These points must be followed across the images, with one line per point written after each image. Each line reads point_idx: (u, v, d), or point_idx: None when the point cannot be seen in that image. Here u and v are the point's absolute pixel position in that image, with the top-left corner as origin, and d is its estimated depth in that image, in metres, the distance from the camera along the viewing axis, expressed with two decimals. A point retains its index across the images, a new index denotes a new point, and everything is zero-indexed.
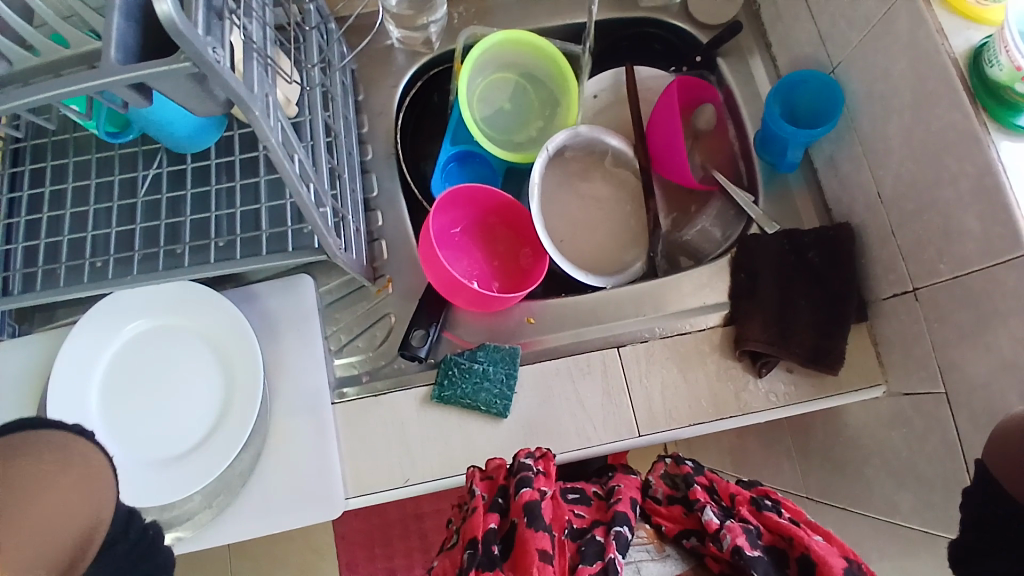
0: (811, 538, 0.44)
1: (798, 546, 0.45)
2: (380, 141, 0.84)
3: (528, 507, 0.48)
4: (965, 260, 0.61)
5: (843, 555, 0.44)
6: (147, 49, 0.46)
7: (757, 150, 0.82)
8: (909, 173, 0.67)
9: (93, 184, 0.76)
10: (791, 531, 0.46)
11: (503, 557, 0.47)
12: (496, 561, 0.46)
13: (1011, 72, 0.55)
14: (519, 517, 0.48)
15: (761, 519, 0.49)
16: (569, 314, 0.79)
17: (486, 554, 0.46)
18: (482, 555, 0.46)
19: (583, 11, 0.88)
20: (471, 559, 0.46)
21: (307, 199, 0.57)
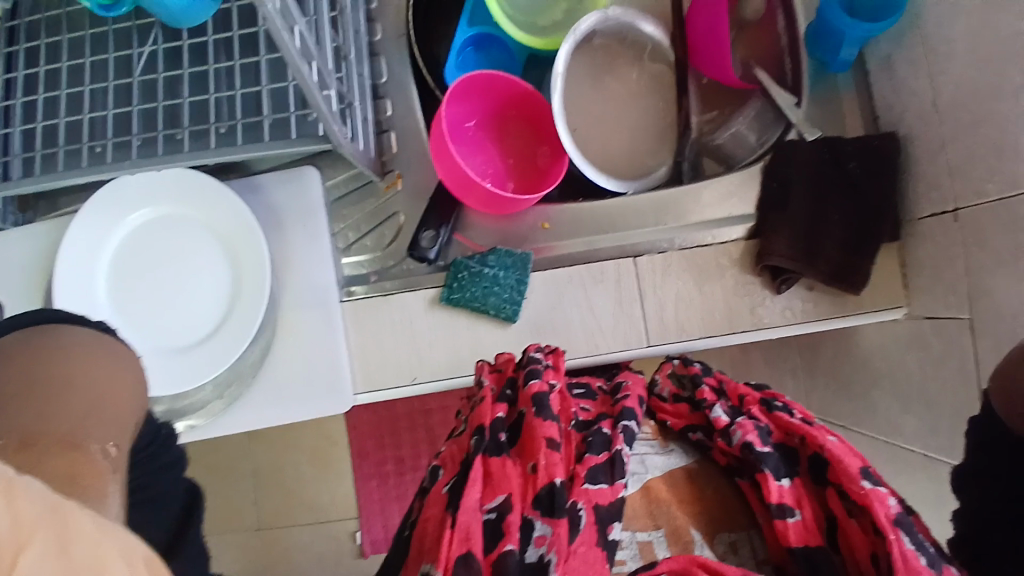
0: (825, 439, 0.43)
1: (811, 444, 0.44)
2: (390, 20, 0.76)
3: (536, 398, 0.47)
4: (1014, 181, 0.56)
5: (856, 456, 0.43)
6: None
7: (806, 47, 0.75)
8: (971, 79, 0.60)
9: (87, 63, 0.71)
10: (804, 431, 0.44)
11: (509, 444, 0.47)
12: (502, 448, 0.46)
13: None
14: (526, 406, 0.48)
15: (771, 418, 0.47)
16: (588, 218, 0.75)
17: (493, 440, 0.46)
18: (488, 440, 0.46)
19: None
20: (478, 445, 0.46)
21: (308, 79, 0.52)
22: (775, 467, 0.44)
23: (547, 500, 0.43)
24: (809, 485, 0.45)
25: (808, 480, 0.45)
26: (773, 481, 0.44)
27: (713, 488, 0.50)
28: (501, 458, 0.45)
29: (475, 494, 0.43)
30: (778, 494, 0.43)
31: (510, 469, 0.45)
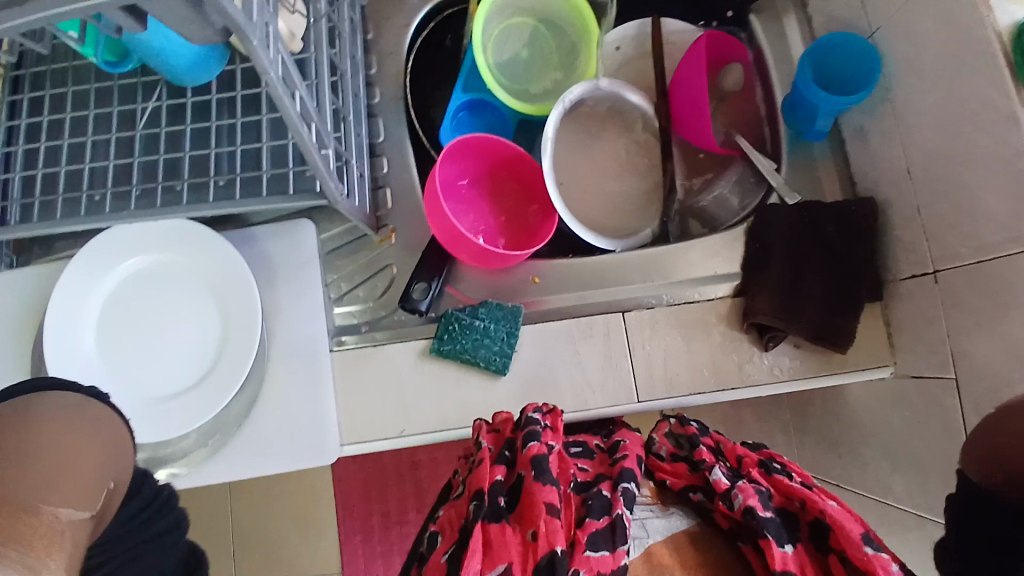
0: (825, 502, 0.43)
1: (812, 509, 0.44)
2: (388, 83, 0.80)
3: (535, 460, 0.47)
4: (990, 246, 0.59)
5: (859, 521, 0.42)
6: None
7: (784, 115, 0.78)
8: (941, 150, 0.63)
9: (95, 114, 0.73)
10: (804, 495, 0.44)
11: (508, 508, 0.47)
12: (501, 512, 0.45)
13: None
14: (525, 469, 0.48)
15: (770, 482, 0.48)
16: (579, 273, 0.77)
17: (491, 506, 0.45)
18: (487, 507, 0.45)
19: None
20: (476, 510, 0.46)
21: (307, 141, 0.54)
22: (777, 533, 0.43)
23: (547, 570, 0.41)
24: (812, 554, 0.44)
25: (811, 548, 0.44)
26: (776, 547, 0.42)
27: (714, 552, 0.49)
28: (500, 524, 0.44)
29: (473, 568, 0.42)
30: (782, 560, 0.42)
31: (509, 536, 0.44)
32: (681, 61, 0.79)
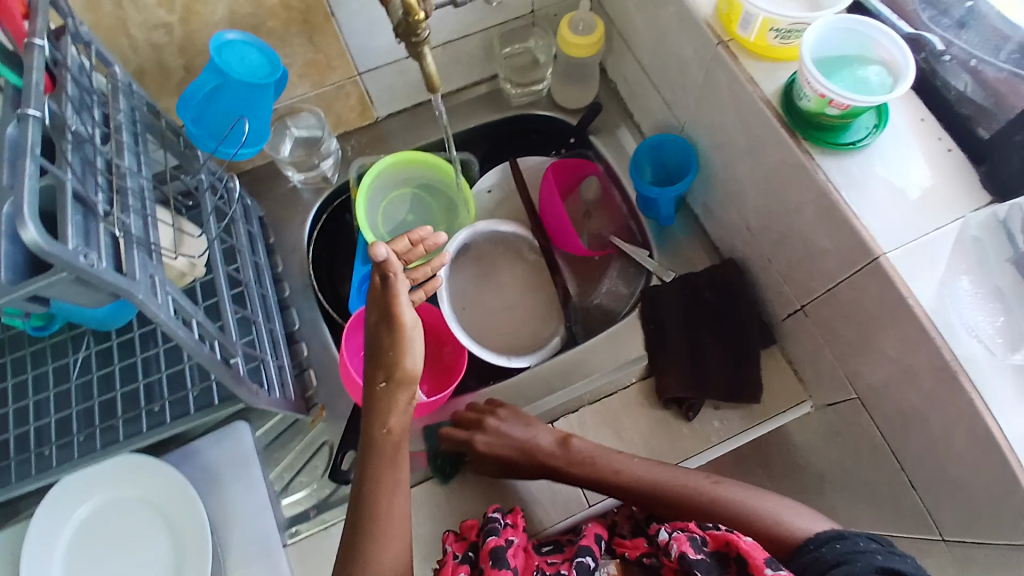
0: (742, 539, 0.57)
1: (734, 546, 0.57)
2: (296, 278, 0.89)
3: (492, 553, 0.61)
4: (831, 276, 0.65)
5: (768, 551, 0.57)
6: (33, 265, 0.51)
7: (642, 212, 0.88)
8: (763, 207, 0.72)
9: (32, 376, 0.79)
10: (726, 538, 0.58)
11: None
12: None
13: (818, 102, 0.60)
14: (485, 561, 0.61)
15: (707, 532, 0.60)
16: (500, 399, 0.82)
17: None
18: None
19: (436, 130, 0.96)
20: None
21: (208, 358, 0.62)
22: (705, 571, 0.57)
23: None
24: None
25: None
26: None
27: None
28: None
29: None
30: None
31: None
32: (542, 190, 0.89)
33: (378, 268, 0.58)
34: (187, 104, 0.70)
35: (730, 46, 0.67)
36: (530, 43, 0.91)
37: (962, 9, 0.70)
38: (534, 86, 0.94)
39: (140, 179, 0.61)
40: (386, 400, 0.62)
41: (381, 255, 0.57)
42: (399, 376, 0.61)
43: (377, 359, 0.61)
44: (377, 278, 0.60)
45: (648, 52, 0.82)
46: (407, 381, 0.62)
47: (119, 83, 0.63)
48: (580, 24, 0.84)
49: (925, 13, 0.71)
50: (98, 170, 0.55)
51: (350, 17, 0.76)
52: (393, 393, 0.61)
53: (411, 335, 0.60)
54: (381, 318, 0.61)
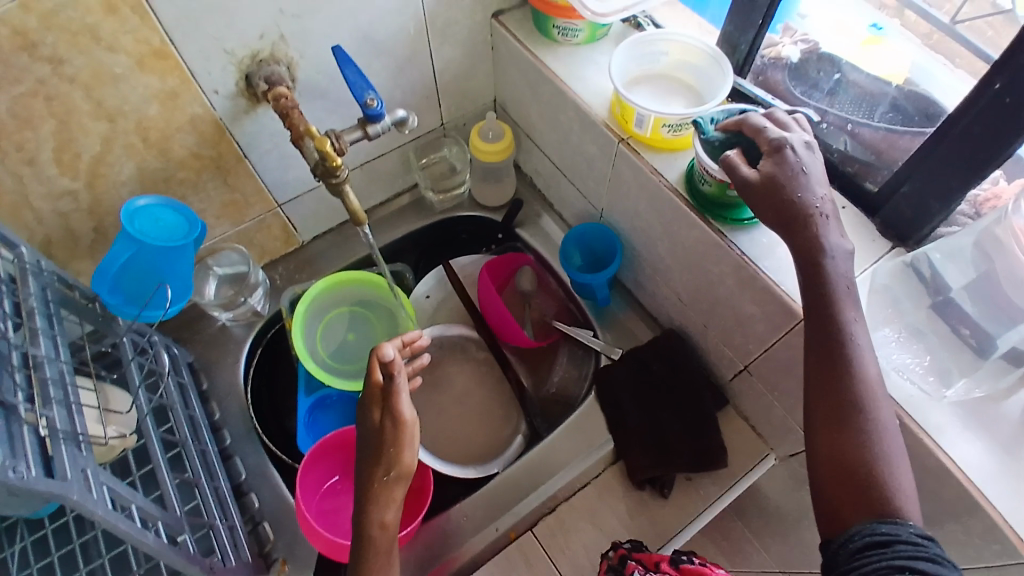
0: (717, 571, 0.62)
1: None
2: (236, 422, 0.84)
3: None
4: (765, 339, 0.69)
5: None
6: None
7: (579, 295, 0.91)
8: (689, 280, 0.76)
9: None
10: (701, 572, 0.61)
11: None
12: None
13: (716, 186, 0.65)
14: None
15: (680, 571, 0.64)
16: (473, 515, 0.79)
17: None
18: None
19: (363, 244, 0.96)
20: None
21: (156, 544, 0.57)
22: None
23: None
24: None
25: None
26: None
27: None
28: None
29: None
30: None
31: None
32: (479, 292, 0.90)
33: (383, 369, 0.60)
34: (100, 278, 0.65)
35: (629, 142, 0.73)
36: (445, 152, 0.96)
37: (831, 79, 0.75)
38: (455, 190, 0.96)
39: (59, 362, 0.56)
40: (382, 495, 0.59)
41: (388, 355, 0.59)
42: (399, 470, 0.60)
43: (377, 454, 0.60)
44: (377, 376, 0.61)
45: (556, 149, 0.87)
46: (407, 475, 0.60)
47: (27, 264, 0.59)
48: (489, 133, 0.88)
49: (796, 89, 0.77)
50: (15, 365, 0.51)
51: (262, 156, 0.77)
52: (393, 486, 0.60)
53: (410, 430, 0.60)
54: (383, 414, 0.61)
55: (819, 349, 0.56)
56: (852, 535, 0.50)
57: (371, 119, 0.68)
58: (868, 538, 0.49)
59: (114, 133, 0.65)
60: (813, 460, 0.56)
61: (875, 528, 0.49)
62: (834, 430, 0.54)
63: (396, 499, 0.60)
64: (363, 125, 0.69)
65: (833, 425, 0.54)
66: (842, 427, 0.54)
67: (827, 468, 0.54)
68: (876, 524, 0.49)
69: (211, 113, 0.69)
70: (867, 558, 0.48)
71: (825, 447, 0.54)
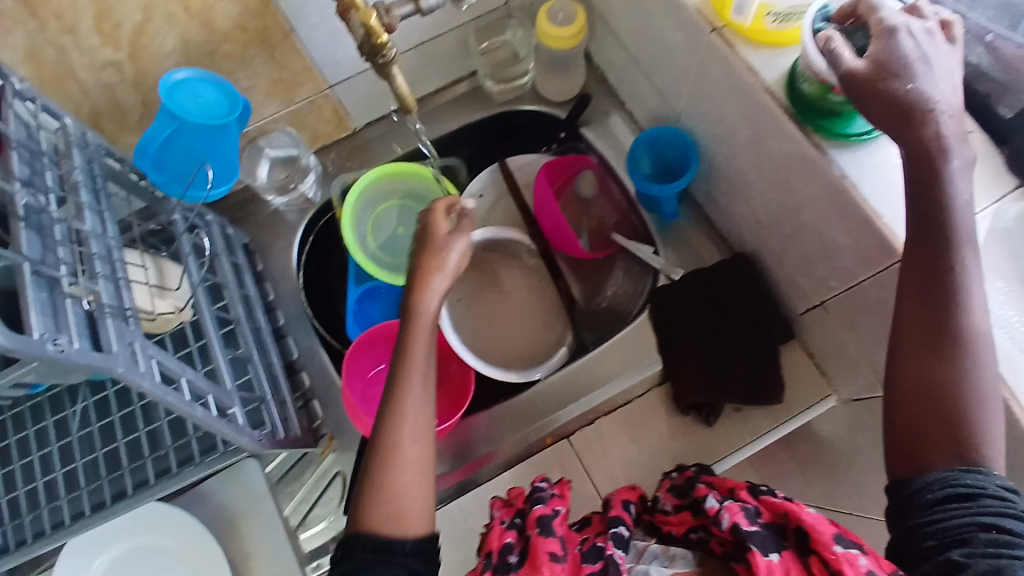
0: (802, 511, 0.53)
1: (794, 518, 0.53)
2: (290, 304, 0.86)
3: (539, 521, 0.57)
4: (851, 273, 0.62)
5: (842, 532, 0.51)
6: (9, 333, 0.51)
7: (643, 206, 0.84)
8: (773, 199, 0.68)
9: (30, 431, 0.74)
10: (785, 508, 0.54)
11: (518, 563, 0.56)
12: (511, 565, 0.56)
13: (817, 86, 0.56)
14: (532, 529, 0.57)
15: (758, 501, 0.57)
16: (510, 419, 0.79)
17: (503, 563, 0.56)
18: (500, 564, 0.56)
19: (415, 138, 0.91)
20: (490, 567, 0.57)
21: (205, 417, 0.59)
22: (761, 544, 0.53)
23: None
24: (798, 556, 0.53)
25: (797, 552, 0.53)
26: (761, 557, 0.52)
27: None
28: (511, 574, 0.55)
29: None
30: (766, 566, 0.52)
31: None
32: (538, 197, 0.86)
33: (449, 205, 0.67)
34: (142, 156, 0.69)
35: (724, 33, 0.62)
36: (507, 35, 0.86)
37: None
38: (518, 81, 0.88)
39: (105, 240, 0.56)
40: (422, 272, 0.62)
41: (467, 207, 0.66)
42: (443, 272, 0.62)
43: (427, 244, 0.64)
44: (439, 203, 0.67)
45: (634, 37, 0.76)
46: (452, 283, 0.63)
47: (72, 135, 0.58)
48: (559, 14, 0.79)
49: None
50: (58, 241, 0.51)
51: (312, 33, 0.71)
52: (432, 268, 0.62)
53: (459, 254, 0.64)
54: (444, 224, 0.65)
55: (919, 265, 0.51)
56: (930, 485, 0.49)
57: None
58: (949, 489, 0.48)
59: (154, 2, 0.61)
60: (894, 383, 0.53)
61: (958, 479, 0.48)
62: (923, 354, 0.51)
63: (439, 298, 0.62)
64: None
65: (922, 348, 0.51)
66: (931, 353, 0.51)
67: (908, 395, 0.52)
68: (961, 473, 0.48)
69: None
70: (951, 511, 0.47)
71: (908, 373, 0.52)
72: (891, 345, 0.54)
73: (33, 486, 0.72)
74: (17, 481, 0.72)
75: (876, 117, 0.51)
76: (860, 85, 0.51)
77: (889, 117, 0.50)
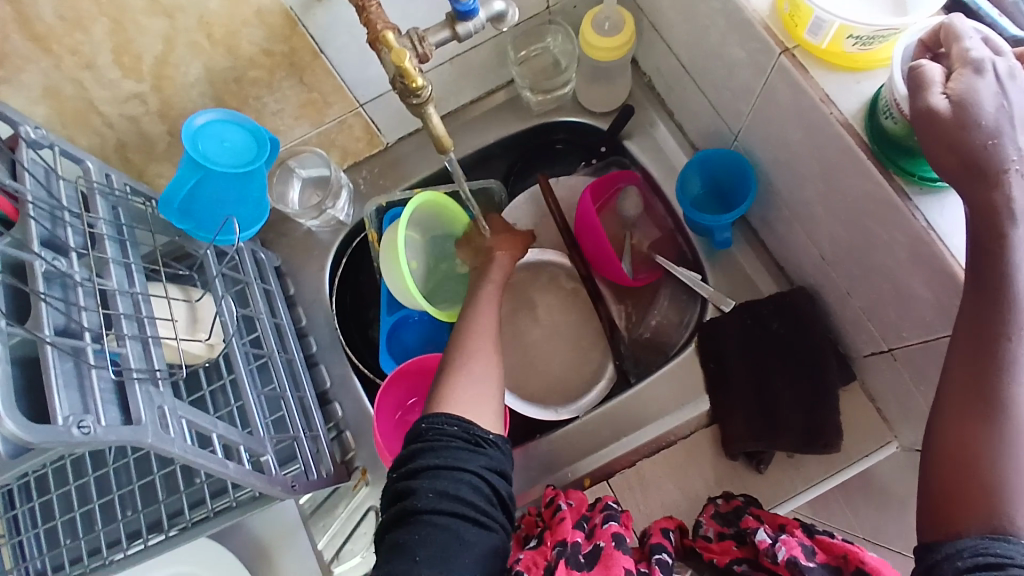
0: (864, 552, 0.50)
1: (853, 559, 0.51)
2: (322, 329, 0.83)
3: (616, 535, 0.55)
4: (928, 325, 0.56)
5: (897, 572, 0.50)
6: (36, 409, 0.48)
7: (692, 230, 0.78)
8: (841, 238, 0.61)
9: (71, 460, 0.76)
10: (845, 549, 0.52)
11: (588, 564, 0.54)
12: (581, 565, 0.54)
13: (905, 124, 0.48)
14: (605, 542, 0.55)
15: (815, 540, 0.55)
16: (537, 458, 0.76)
17: (574, 554, 0.55)
18: (569, 553, 0.55)
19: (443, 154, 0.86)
20: (562, 555, 0.55)
21: (237, 473, 0.57)
22: None
23: None
24: None
25: None
26: None
27: None
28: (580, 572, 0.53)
29: None
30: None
31: None
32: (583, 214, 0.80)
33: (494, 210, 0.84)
34: (167, 209, 0.62)
35: (795, 53, 0.55)
36: (548, 42, 0.80)
37: None
38: (557, 92, 0.82)
39: (133, 292, 0.54)
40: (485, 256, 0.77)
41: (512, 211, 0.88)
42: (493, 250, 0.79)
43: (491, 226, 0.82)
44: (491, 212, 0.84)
45: (689, 48, 0.69)
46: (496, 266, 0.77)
47: (94, 182, 0.56)
48: (605, 23, 0.72)
49: None
50: (82, 305, 0.49)
51: (341, 53, 0.67)
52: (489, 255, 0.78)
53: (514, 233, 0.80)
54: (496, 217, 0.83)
55: (975, 320, 0.45)
56: (959, 552, 0.42)
57: (462, 17, 0.55)
58: (980, 559, 0.41)
59: (176, 31, 0.57)
60: (930, 452, 0.48)
61: (988, 547, 0.41)
62: (974, 419, 0.45)
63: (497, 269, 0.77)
64: (452, 23, 0.56)
65: (968, 406, 0.45)
66: (977, 411, 0.44)
67: (943, 457, 0.46)
68: (992, 542, 0.42)
69: (281, 3, 0.58)
70: None
71: (953, 438, 0.46)
72: (934, 410, 0.48)
73: (75, 514, 0.74)
74: (63, 507, 0.76)
75: (956, 179, 0.46)
76: (935, 132, 0.45)
77: (967, 173, 0.45)
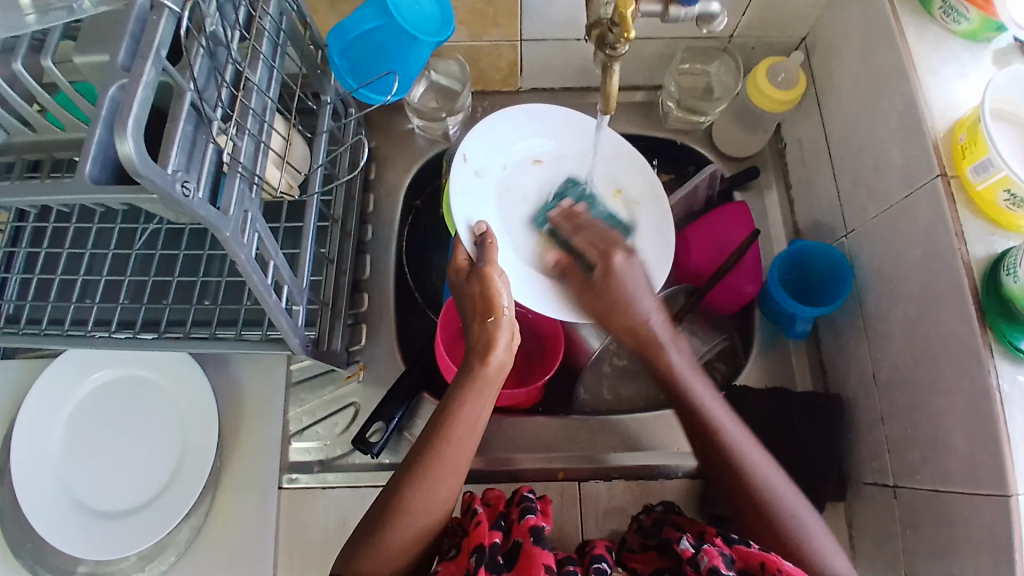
0: (781, 561, 0.51)
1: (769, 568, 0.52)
2: (383, 223, 0.83)
3: (533, 529, 0.55)
4: (947, 478, 0.57)
5: None
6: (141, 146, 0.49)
7: (760, 305, 0.79)
8: (904, 366, 0.63)
9: (95, 228, 0.76)
10: (762, 557, 0.53)
11: (506, 567, 0.52)
12: (500, 568, 0.52)
13: None
14: (524, 536, 0.55)
15: (733, 549, 0.55)
16: (525, 434, 0.76)
17: (492, 559, 0.52)
18: (488, 557, 0.52)
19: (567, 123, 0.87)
20: (478, 561, 0.52)
21: (274, 305, 0.57)
22: None
23: None
24: None
25: None
26: None
27: None
28: None
29: None
30: None
31: None
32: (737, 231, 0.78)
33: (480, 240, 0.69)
34: (337, 37, 0.60)
35: (951, 182, 0.57)
36: (712, 67, 0.80)
37: None
38: (698, 117, 0.82)
39: (266, 98, 0.55)
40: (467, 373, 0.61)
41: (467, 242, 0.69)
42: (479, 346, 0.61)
43: (473, 313, 0.63)
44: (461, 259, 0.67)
45: (844, 135, 0.71)
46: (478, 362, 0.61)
47: None
48: (780, 75, 0.73)
49: None
50: (224, 81, 0.50)
51: None
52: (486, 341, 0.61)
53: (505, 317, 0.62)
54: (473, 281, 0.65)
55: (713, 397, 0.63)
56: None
57: None
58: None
59: None
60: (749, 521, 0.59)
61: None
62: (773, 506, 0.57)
63: (493, 375, 0.61)
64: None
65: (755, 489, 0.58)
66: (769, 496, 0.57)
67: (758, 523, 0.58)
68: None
69: None
70: None
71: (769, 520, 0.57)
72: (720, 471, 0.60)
73: (79, 278, 0.74)
74: (67, 267, 0.76)
75: None
76: None
77: None
